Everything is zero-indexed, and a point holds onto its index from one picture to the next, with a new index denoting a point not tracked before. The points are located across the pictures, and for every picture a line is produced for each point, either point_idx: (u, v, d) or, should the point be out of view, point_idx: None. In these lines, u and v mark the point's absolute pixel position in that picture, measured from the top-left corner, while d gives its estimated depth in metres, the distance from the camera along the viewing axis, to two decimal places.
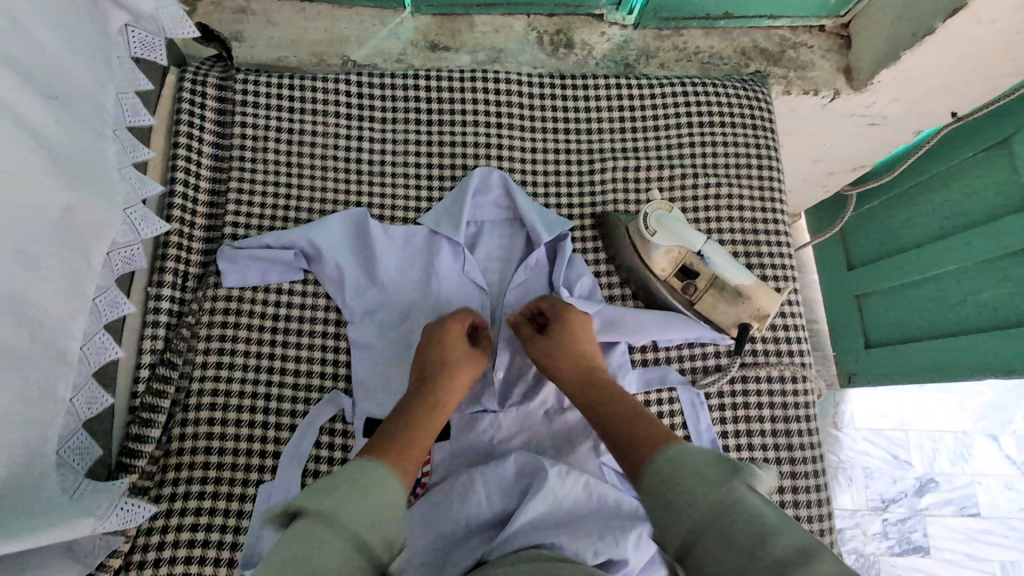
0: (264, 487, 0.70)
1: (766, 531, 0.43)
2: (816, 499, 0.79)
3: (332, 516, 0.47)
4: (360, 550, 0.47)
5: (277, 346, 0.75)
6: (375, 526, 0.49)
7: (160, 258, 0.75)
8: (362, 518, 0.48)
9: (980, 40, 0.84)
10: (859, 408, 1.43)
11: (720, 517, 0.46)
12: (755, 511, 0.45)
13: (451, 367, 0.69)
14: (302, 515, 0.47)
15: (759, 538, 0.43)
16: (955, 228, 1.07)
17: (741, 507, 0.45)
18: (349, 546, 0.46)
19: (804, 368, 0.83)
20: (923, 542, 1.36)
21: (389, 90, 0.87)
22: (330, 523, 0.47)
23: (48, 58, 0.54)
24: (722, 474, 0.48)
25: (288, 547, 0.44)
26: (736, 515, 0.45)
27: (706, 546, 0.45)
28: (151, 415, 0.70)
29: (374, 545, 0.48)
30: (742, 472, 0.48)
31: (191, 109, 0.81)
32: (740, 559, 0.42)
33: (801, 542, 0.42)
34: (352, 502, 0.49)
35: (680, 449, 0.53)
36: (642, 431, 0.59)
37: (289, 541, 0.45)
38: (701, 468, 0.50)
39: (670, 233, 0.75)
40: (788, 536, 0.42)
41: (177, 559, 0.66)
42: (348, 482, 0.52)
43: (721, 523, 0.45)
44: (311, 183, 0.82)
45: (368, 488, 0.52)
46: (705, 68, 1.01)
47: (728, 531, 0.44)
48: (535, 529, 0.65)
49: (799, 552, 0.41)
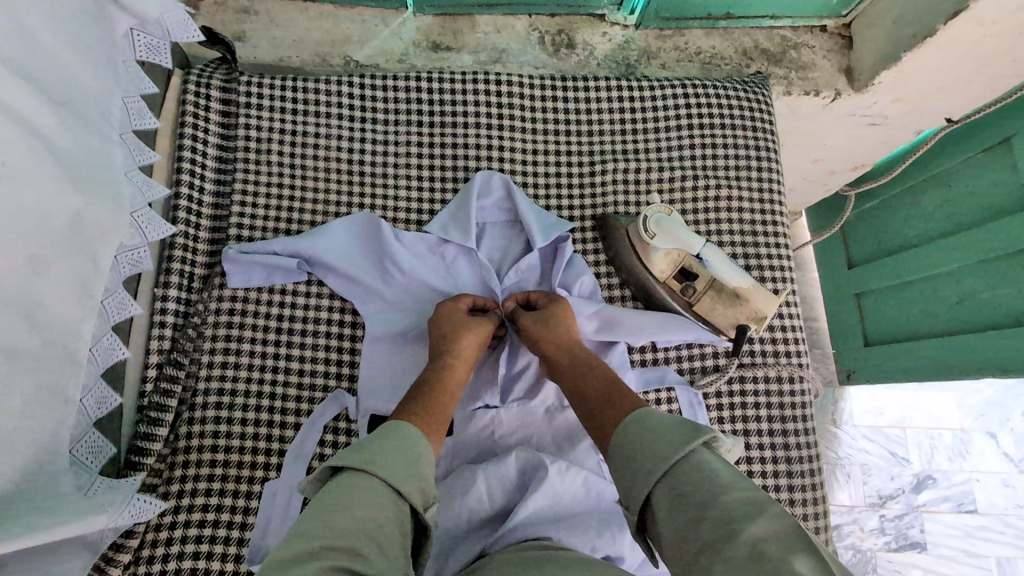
0: (269, 484, 0.71)
1: (720, 485, 0.46)
2: (811, 498, 0.81)
3: (372, 468, 0.51)
4: (396, 500, 0.50)
5: (281, 346, 0.76)
6: (410, 477, 0.52)
7: (166, 259, 0.77)
8: (395, 468, 0.52)
9: (982, 42, 0.84)
10: (858, 405, 1.44)
11: (679, 479, 0.49)
12: (712, 468, 0.48)
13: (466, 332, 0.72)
14: (344, 466, 0.51)
15: (713, 495, 0.46)
16: (954, 229, 1.07)
17: (700, 467, 0.48)
18: (385, 495, 0.50)
19: (801, 369, 0.84)
20: (919, 538, 1.37)
21: (392, 92, 0.87)
22: (370, 475, 0.50)
23: (56, 64, 0.55)
24: (680, 437, 0.51)
25: (329, 497, 0.48)
26: (693, 477, 0.48)
27: (667, 505, 0.48)
28: (158, 413, 0.71)
29: (410, 492, 0.51)
30: (703, 433, 0.51)
31: (196, 113, 0.82)
32: (694, 513, 0.46)
33: (751, 495, 0.45)
34: (386, 456, 0.53)
35: (651, 417, 0.55)
36: (612, 397, 0.62)
37: (333, 491, 0.49)
38: (662, 431, 0.53)
39: (668, 236, 0.76)
40: (737, 491, 0.46)
41: (186, 554, 0.68)
42: (387, 440, 0.55)
43: (679, 485, 0.48)
44: (314, 185, 0.83)
45: (405, 443, 0.55)
46: (706, 68, 1.02)
47: (683, 491, 0.48)
48: (534, 522, 0.66)
49: (750, 505, 0.44)
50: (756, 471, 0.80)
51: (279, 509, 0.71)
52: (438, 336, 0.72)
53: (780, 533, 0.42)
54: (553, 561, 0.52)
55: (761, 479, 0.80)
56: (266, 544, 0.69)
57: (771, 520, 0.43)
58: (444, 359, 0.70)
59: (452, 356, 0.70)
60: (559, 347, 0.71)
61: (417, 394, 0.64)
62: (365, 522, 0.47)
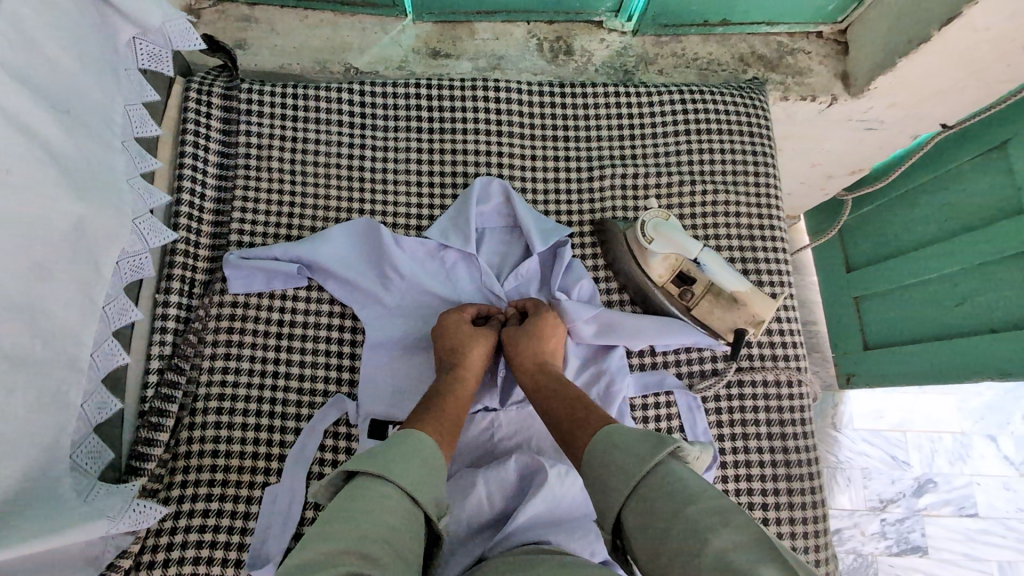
0: (270, 489, 0.71)
1: (686, 496, 0.47)
2: (810, 501, 0.81)
3: (386, 473, 0.51)
4: (410, 506, 0.51)
5: (281, 351, 0.77)
6: (423, 484, 0.53)
7: (167, 265, 0.77)
8: (410, 475, 0.52)
9: (976, 48, 0.84)
10: (858, 409, 1.44)
11: (647, 492, 0.49)
12: (680, 479, 0.49)
13: (467, 343, 0.73)
14: (359, 471, 0.52)
15: (680, 505, 0.46)
16: (950, 232, 1.07)
17: (668, 479, 0.49)
18: (400, 499, 0.50)
19: (800, 372, 0.85)
20: (921, 542, 1.37)
21: (391, 99, 0.88)
22: (384, 481, 0.51)
23: (60, 73, 0.56)
24: (646, 449, 0.52)
25: (345, 501, 0.48)
26: (662, 488, 0.48)
27: (636, 519, 0.49)
28: (159, 419, 0.71)
29: (424, 498, 0.52)
30: (668, 444, 0.51)
31: (197, 121, 0.83)
32: (664, 524, 0.46)
33: (718, 504, 0.45)
34: (400, 463, 0.53)
35: (617, 432, 0.56)
36: (588, 417, 0.61)
37: (349, 495, 0.49)
38: (628, 445, 0.53)
39: (667, 241, 0.77)
40: (704, 499, 0.46)
41: (186, 559, 0.68)
42: (400, 446, 0.55)
43: (647, 498, 0.49)
44: (314, 191, 0.84)
45: (418, 451, 0.56)
46: (703, 75, 1.03)
47: (653, 504, 0.48)
48: (533, 526, 0.66)
49: (715, 515, 0.44)
50: (755, 475, 0.80)
51: (280, 513, 0.71)
52: (446, 349, 0.73)
53: (743, 542, 0.42)
54: (551, 565, 0.52)
55: (760, 483, 0.80)
56: (267, 548, 0.69)
57: (737, 532, 0.43)
58: (452, 369, 0.71)
59: (462, 365, 0.71)
60: (534, 368, 0.72)
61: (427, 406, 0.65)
62: (380, 526, 0.47)
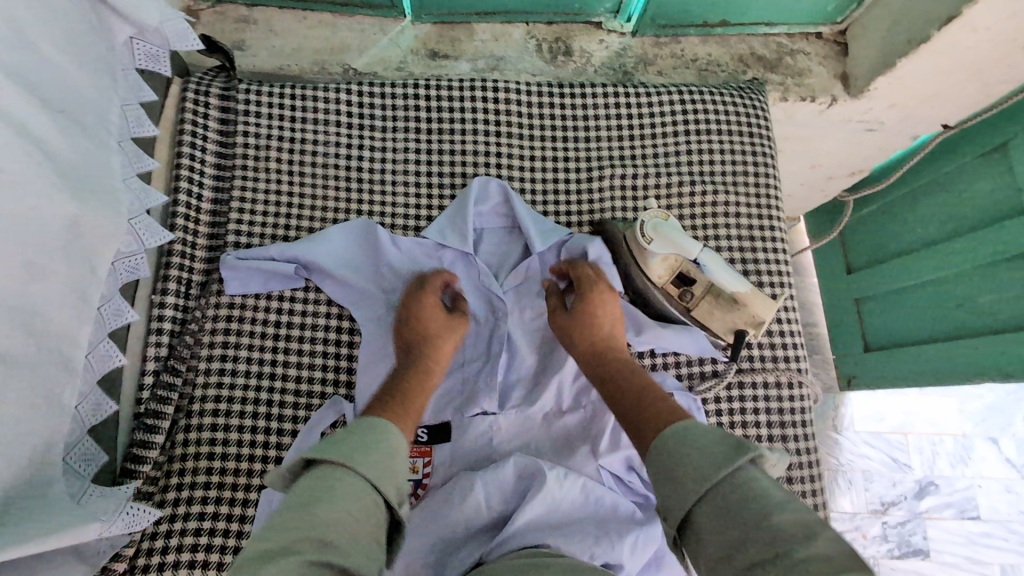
0: (266, 490, 0.70)
1: (769, 506, 0.44)
2: (812, 503, 0.80)
3: (347, 462, 0.50)
4: (372, 495, 0.50)
5: (279, 352, 0.76)
6: (386, 473, 0.52)
7: (163, 266, 0.77)
8: (373, 463, 0.51)
9: (976, 48, 0.84)
10: (858, 411, 1.43)
11: (722, 496, 0.46)
12: (760, 487, 0.46)
13: (442, 333, 0.72)
14: (319, 460, 0.50)
15: (765, 515, 0.43)
16: (950, 234, 1.07)
17: (747, 485, 0.46)
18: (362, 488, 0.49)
19: (801, 374, 0.84)
20: (922, 545, 1.37)
21: (390, 100, 0.88)
22: (346, 470, 0.50)
23: (54, 73, 0.55)
24: (724, 452, 0.48)
25: (302, 490, 0.48)
26: (741, 494, 0.45)
27: (709, 523, 0.46)
28: (155, 421, 0.71)
29: (387, 488, 0.51)
30: (748, 450, 0.48)
31: (195, 122, 0.83)
32: (744, 532, 0.43)
33: (803, 516, 0.43)
34: (363, 449, 0.52)
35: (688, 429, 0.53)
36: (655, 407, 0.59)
37: (307, 484, 0.48)
38: (707, 445, 0.50)
39: (667, 241, 0.76)
40: (791, 510, 0.43)
41: (181, 563, 0.67)
42: (362, 434, 0.54)
43: (725, 503, 0.46)
44: (313, 192, 0.83)
45: (380, 440, 0.54)
46: (703, 75, 1.02)
47: (731, 510, 0.45)
48: (533, 529, 0.65)
49: (800, 528, 0.42)
50: None
51: None
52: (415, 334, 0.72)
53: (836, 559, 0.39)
54: (550, 567, 0.52)
55: None
56: None
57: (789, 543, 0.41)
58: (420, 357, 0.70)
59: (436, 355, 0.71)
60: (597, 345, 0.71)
61: (390, 391, 0.65)
62: (338, 516, 0.46)
